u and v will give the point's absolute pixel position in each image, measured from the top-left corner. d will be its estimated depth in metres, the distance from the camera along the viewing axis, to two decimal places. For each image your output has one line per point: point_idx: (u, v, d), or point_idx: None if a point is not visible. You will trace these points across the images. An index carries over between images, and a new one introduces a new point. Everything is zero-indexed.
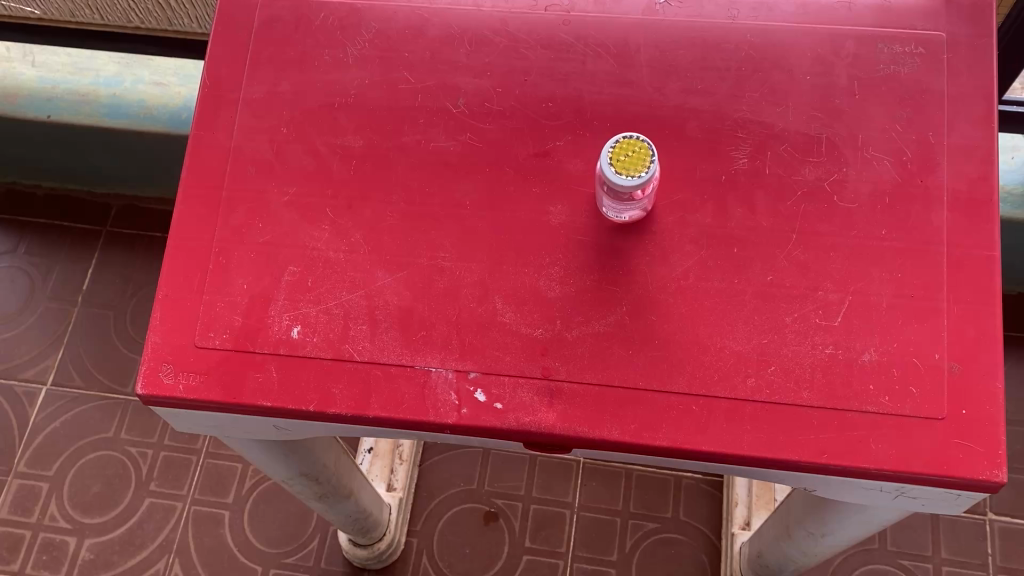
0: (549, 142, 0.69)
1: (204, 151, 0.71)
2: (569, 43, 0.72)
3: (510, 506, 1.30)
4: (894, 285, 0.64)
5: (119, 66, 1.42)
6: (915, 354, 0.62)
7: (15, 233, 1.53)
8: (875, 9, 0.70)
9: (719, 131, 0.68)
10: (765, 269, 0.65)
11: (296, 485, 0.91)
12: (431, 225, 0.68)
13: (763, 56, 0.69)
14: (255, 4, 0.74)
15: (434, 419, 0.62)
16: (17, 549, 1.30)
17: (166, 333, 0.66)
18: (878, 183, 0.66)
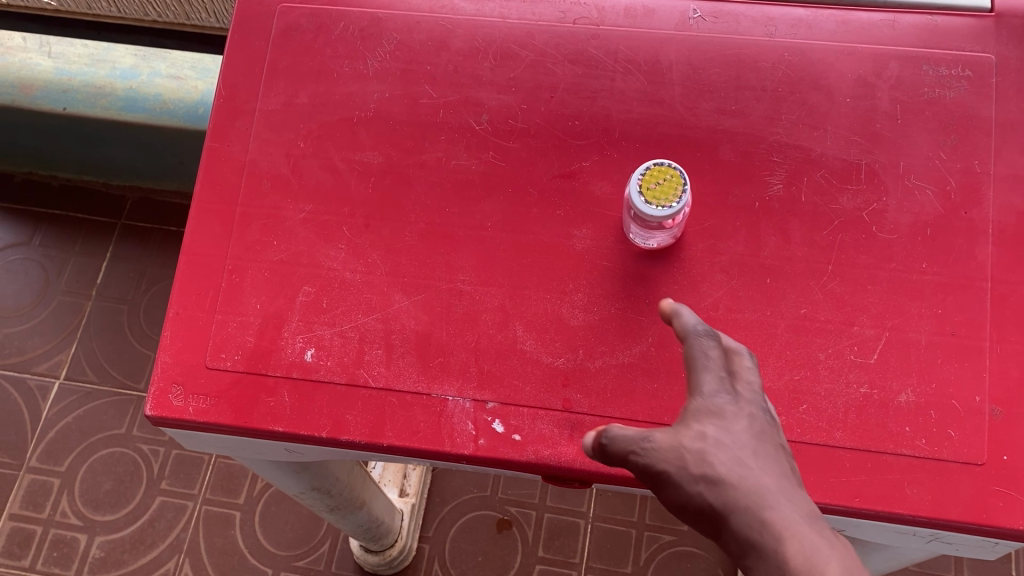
0: (575, 163, 0.67)
1: (219, 163, 0.68)
2: (598, 59, 0.69)
3: (524, 514, 1.28)
4: (935, 321, 0.61)
5: (136, 58, 1.33)
6: (955, 396, 0.59)
7: (29, 224, 1.52)
8: (919, 28, 0.67)
9: (754, 155, 0.65)
10: (799, 301, 0.62)
11: (309, 498, 0.89)
12: (451, 246, 0.65)
13: (801, 77, 0.67)
14: (273, 12, 0.72)
15: (450, 449, 0.60)
16: (28, 544, 1.29)
17: (177, 352, 0.64)
18: (919, 214, 0.63)
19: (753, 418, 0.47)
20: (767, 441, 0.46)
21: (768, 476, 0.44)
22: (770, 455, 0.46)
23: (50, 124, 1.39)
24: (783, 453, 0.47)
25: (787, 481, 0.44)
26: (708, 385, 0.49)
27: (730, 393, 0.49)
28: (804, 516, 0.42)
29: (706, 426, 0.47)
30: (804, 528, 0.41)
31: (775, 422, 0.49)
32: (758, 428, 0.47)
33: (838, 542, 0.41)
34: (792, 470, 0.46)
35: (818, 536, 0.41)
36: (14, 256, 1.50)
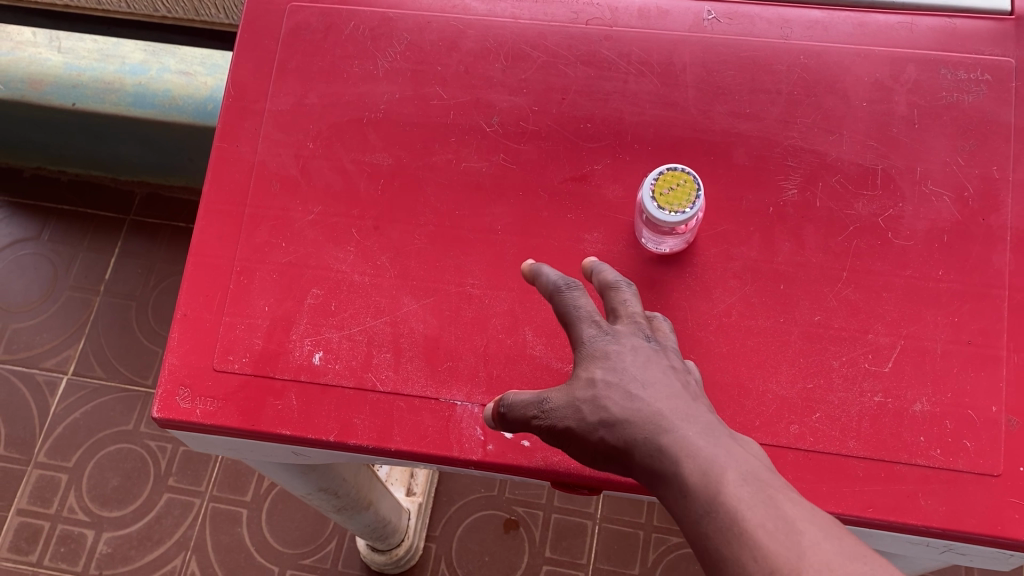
0: (587, 166, 0.66)
1: (228, 164, 0.68)
2: (611, 60, 0.68)
3: (531, 514, 1.28)
4: (951, 330, 0.60)
5: (145, 53, 1.30)
6: (971, 406, 0.58)
7: (38, 219, 1.52)
8: (938, 31, 0.66)
9: (768, 159, 0.64)
10: (813, 308, 0.61)
11: (316, 499, 0.89)
12: (460, 249, 0.65)
13: (817, 80, 0.66)
14: (283, 11, 0.72)
15: (458, 454, 0.60)
16: (35, 540, 1.30)
17: (185, 354, 0.63)
18: (936, 220, 0.62)
19: (637, 347, 0.49)
20: (653, 363, 0.48)
21: (660, 400, 0.46)
22: (658, 375, 0.48)
23: (59, 120, 1.38)
24: (672, 368, 0.49)
25: (679, 397, 0.46)
26: (588, 327, 0.51)
27: (611, 329, 0.50)
28: (700, 428, 0.44)
29: (593, 369, 0.49)
30: (698, 439, 0.44)
31: (664, 344, 0.51)
32: (642, 356, 0.49)
33: (736, 446, 0.44)
34: (684, 383, 0.48)
35: (714, 444, 0.43)
36: (23, 251, 1.50)
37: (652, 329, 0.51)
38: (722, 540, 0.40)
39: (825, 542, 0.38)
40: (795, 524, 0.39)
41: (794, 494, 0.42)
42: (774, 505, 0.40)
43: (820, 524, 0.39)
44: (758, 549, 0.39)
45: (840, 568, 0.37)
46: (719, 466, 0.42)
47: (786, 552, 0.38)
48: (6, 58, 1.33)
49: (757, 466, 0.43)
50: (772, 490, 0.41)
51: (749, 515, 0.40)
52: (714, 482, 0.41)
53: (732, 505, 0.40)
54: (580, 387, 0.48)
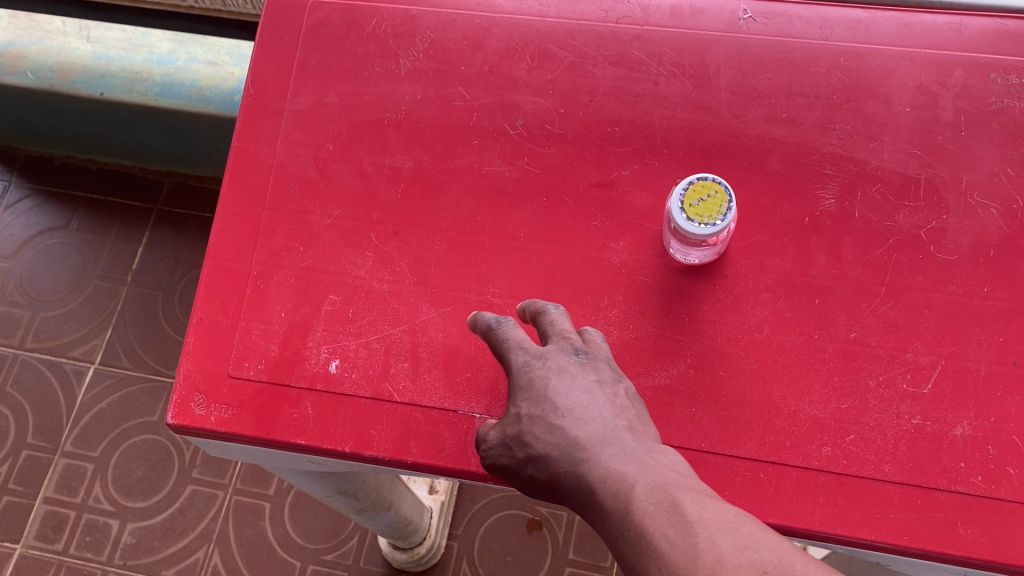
0: (614, 172, 0.63)
1: (246, 164, 0.66)
2: (641, 61, 0.66)
3: (554, 515, 1.26)
4: (995, 350, 0.57)
5: (172, 44, 1.31)
6: (1015, 431, 0.55)
7: (67, 208, 1.52)
8: (987, 31, 0.64)
9: (805, 166, 0.62)
10: (849, 325, 0.58)
11: (335, 501, 0.87)
12: (481, 256, 0.62)
13: (857, 83, 0.63)
14: (304, 8, 0.70)
15: (476, 469, 0.57)
16: (61, 529, 1.30)
17: (199, 359, 0.61)
18: (982, 233, 0.59)
19: (561, 372, 0.49)
20: (575, 386, 0.49)
21: (577, 429, 0.46)
22: (579, 399, 0.48)
23: (87, 109, 1.38)
24: (598, 385, 0.49)
25: (596, 420, 0.46)
26: (517, 356, 0.51)
27: (536, 356, 0.51)
28: (615, 450, 0.45)
29: (518, 405, 0.49)
30: (611, 461, 0.44)
31: (594, 357, 0.51)
32: (565, 380, 0.49)
33: (651, 459, 0.44)
34: (608, 399, 0.48)
35: (624, 464, 0.44)
36: (52, 240, 1.50)
37: (581, 345, 0.51)
38: (633, 558, 0.39)
39: (721, 537, 0.37)
40: (692, 525, 0.38)
41: (702, 493, 0.41)
42: (673, 510, 0.39)
43: (719, 519, 0.38)
44: (661, 558, 0.38)
45: (732, 562, 0.36)
46: (628, 484, 0.42)
47: (684, 556, 0.37)
48: (38, 47, 1.34)
49: (668, 474, 0.42)
50: (673, 494, 0.40)
51: (649, 528, 0.39)
52: (623, 501, 0.41)
53: (638, 519, 0.40)
54: (510, 427, 0.50)
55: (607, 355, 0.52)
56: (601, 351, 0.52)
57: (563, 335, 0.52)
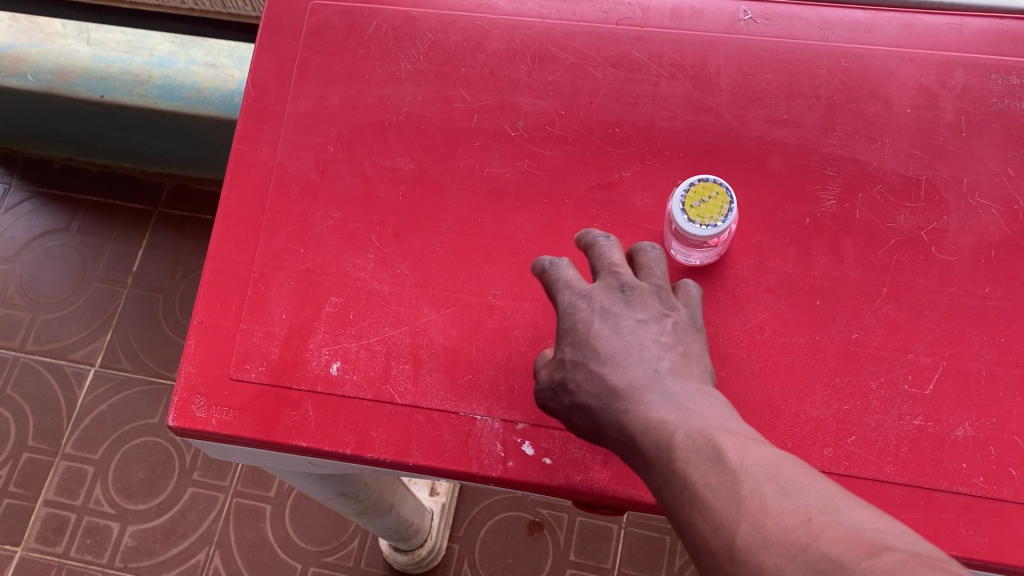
0: (615, 173, 0.63)
1: (247, 166, 0.66)
2: (641, 62, 0.66)
3: (555, 516, 1.26)
4: (997, 351, 0.57)
5: (172, 45, 1.30)
6: (1016, 432, 0.55)
7: (68, 210, 1.52)
8: (987, 32, 0.64)
9: (805, 167, 0.62)
10: (850, 326, 0.58)
11: (336, 503, 0.87)
12: (482, 257, 0.62)
13: (858, 84, 0.63)
14: (304, 11, 0.70)
15: (477, 471, 0.57)
16: (62, 531, 1.30)
17: (200, 362, 0.61)
18: (983, 234, 0.59)
19: (605, 313, 0.50)
20: (619, 327, 0.49)
21: (619, 373, 0.47)
22: (622, 342, 0.48)
23: (87, 111, 1.38)
24: (642, 324, 0.49)
25: (639, 365, 0.47)
26: (563, 296, 0.52)
27: (581, 294, 0.51)
28: (657, 396, 0.45)
29: (564, 349, 0.51)
30: (651, 407, 0.44)
31: (640, 291, 0.51)
32: (609, 321, 0.50)
33: (693, 405, 0.43)
34: (652, 339, 0.48)
35: (665, 409, 0.44)
36: (52, 242, 1.50)
37: (628, 279, 0.51)
38: (677, 507, 0.39)
39: (765, 484, 0.36)
40: (735, 473, 0.37)
41: (746, 438, 0.40)
42: (715, 457, 0.38)
43: (762, 465, 0.37)
44: (704, 507, 0.37)
45: (776, 508, 0.35)
46: (667, 429, 0.42)
47: (726, 505, 0.36)
48: (38, 50, 1.34)
49: (709, 419, 0.42)
50: (715, 440, 0.40)
51: (691, 475, 0.39)
52: (664, 449, 0.41)
53: (678, 467, 0.40)
54: (558, 371, 0.51)
55: (656, 286, 0.52)
56: (651, 279, 0.52)
57: (610, 270, 0.52)
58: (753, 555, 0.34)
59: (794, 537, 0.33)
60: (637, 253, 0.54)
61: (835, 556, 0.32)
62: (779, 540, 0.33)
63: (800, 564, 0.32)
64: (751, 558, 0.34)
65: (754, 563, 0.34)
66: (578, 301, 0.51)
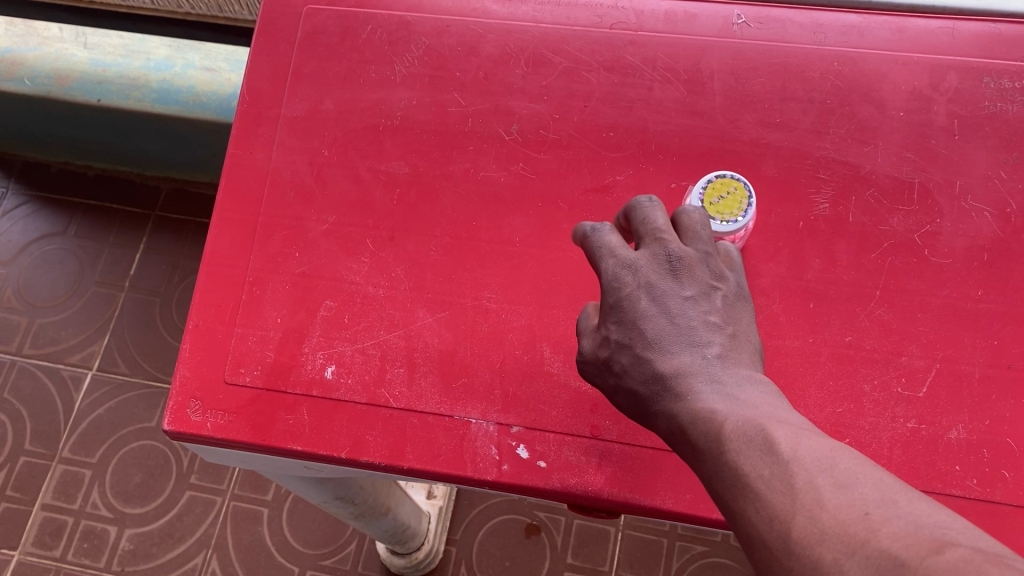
0: (609, 176, 0.64)
1: (242, 170, 0.66)
2: (635, 66, 0.66)
3: (553, 519, 1.26)
4: (989, 353, 0.57)
5: (170, 49, 1.29)
6: (1010, 435, 0.55)
7: (65, 214, 1.52)
8: (979, 36, 0.64)
9: (799, 171, 0.62)
10: (843, 329, 0.58)
11: (332, 506, 0.87)
12: (477, 261, 0.62)
13: (851, 88, 0.64)
14: (299, 16, 0.70)
15: (472, 475, 0.57)
16: (59, 535, 1.30)
17: (195, 366, 0.61)
18: (975, 237, 0.60)
19: (652, 290, 0.47)
20: (668, 307, 0.46)
21: (668, 359, 0.45)
22: (668, 322, 0.46)
23: (84, 115, 1.38)
24: (691, 303, 0.47)
25: (687, 350, 0.45)
26: (606, 266, 0.49)
27: (627, 265, 0.48)
28: (706, 385, 0.44)
29: (609, 327, 0.48)
30: (700, 397, 0.43)
31: (687, 262, 0.48)
32: (655, 298, 0.47)
33: (744, 395, 0.43)
34: (700, 319, 0.46)
35: (716, 399, 0.43)
36: (49, 246, 1.50)
37: (674, 248, 0.48)
38: (728, 497, 0.39)
39: (820, 477, 0.36)
40: (788, 465, 0.37)
41: (798, 428, 0.39)
42: (767, 449, 0.38)
43: (815, 456, 0.37)
44: (758, 500, 0.37)
45: (832, 502, 0.35)
46: (718, 422, 0.41)
47: (782, 499, 0.36)
48: (34, 53, 1.33)
49: (760, 410, 0.41)
50: (767, 432, 0.39)
51: (743, 469, 0.38)
52: (715, 441, 0.41)
53: (730, 460, 0.39)
54: (603, 347, 0.49)
55: (703, 251, 0.48)
56: (699, 246, 0.49)
57: (656, 236, 0.49)
58: (809, 549, 0.34)
59: (852, 530, 0.33)
60: (686, 215, 0.50)
61: (896, 553, 0.32)
62: (835, 535, 0.34)
63: (859, 560, 0.32)
64: (808, 551, 0.34)
65: (812, 557, 0.34)
66: (622, 273, 0.48)
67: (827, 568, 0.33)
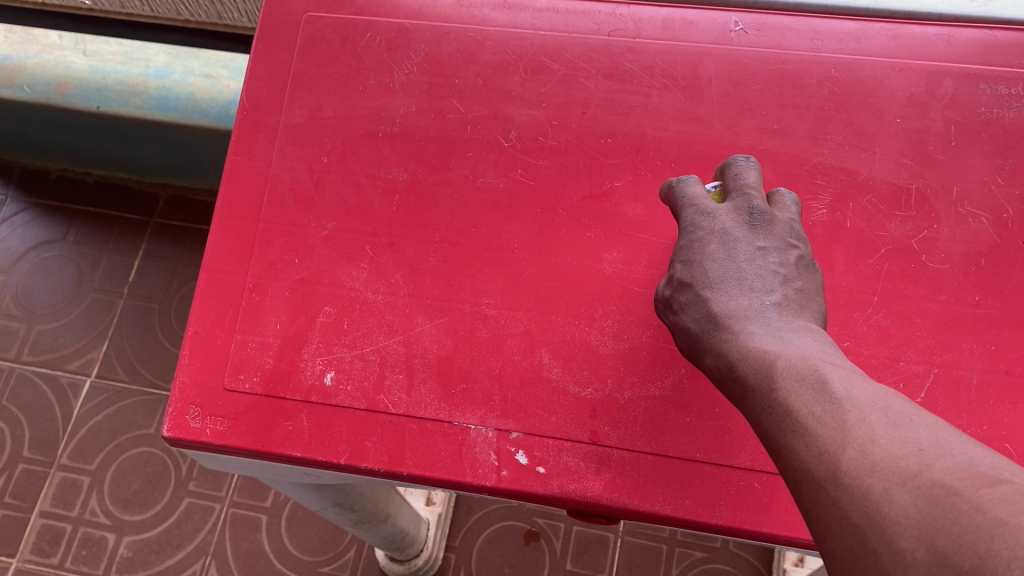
0: (607, 183, 0.64)
1: (242, 177, 0.67)
2: (633, 73, 0.66)
3: (551, 526, 1.27)
4: (987, 358, 0.57)
5: (170, 56, 1.29)
6: (1008, 439, 0.55)
7: (64, 221, 1.53)
8: (974, 43, 0.65)
9: (796, 177, 0.62)
10: (842, 334, 0.58)
11: (332, 513, 0.86)
12: (476, 267, 0.63)
13: (849, 94, 0.64)
14: (298, 23, 0.71)
15: (471, 481, 0.57)
16: (57, 542, 1.29)
17: (195, 372, 0.61)
18: (972, 242, 0.60)
19: (724, 236, 0.52)
20: (735, 252, 0.52)
21: (726, 298, 0.50)
22: (733, 268, 0.51)
23: (83, 122, 1.38)
24: (761, 252, 0.52)
25: (745, 292, 0.50)
26: (688, 210, 0.54)
27: (705, 212, 0.54)
28: (760, 328, 0.47)
29: (676, 267, 0.53)
30: (752, 334, 0.47)
31: (766, 219, 0.53)
32: (726, 245, 0.52)
33: (796, 340, 0.46)
34: (766, 267, 0.51)
35: (767, 338, 0.46)
36: (48, 252, 1.50)
37: (757, 205, 0.53)
38: (778, 430, 0.41)
39: (872, 416, 0.37)
40: (840, 403, 0.39)
41: (851, 372, 0.41)
42: (820, 388, 0.40)
43: (868, 398, 0.39)
44: (807, 435, 0.39)
45: (885, 438, 0.36)
46: (769, 357, 0.44)
47: (833, 435, 0.38)
48: (33, 61, 1.32)
49: (812, 352, 0.44)
50: (821, 370, 0.41)
51: (795, 401, 0.41)
52: (765, 377, 0.43)
53: (780, 394, 0.42)
54: (668, 287, 0.54)
55: (785, 216, 0.54)
56: (785, 213, 0.54)
57: (741, 191, 0.55)
58: (858, 480, 0.35)
59: (904, 465, 0.34)
60: (773, 194, 0.56)
61: (949, 484, 0.32)
62: (887, 467, 0.35)
63: (910, 491, 0.33)
64: (858, 482, 0.35)
65: (861, 488, 0.35)
66: (700, 219, 0.53)
67: (876, 499, 0.34)
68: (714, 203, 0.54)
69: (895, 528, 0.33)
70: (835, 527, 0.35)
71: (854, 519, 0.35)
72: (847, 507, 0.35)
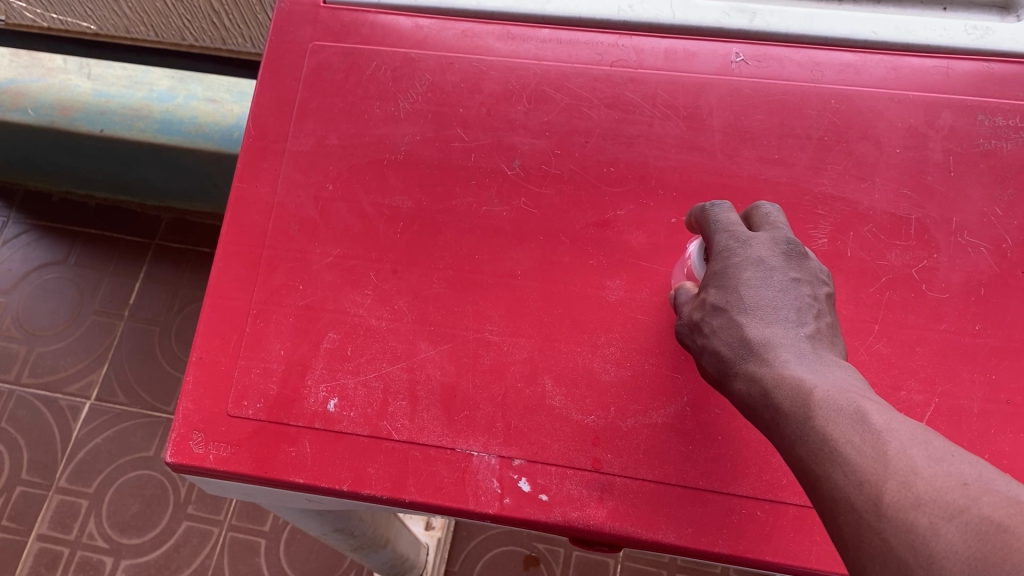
0: (609, 211, 0.64)
1: (248, 203, 0.67)
2: (635, 103, 0.67)
3: (551, 551, 1.26)
4: (988, 388, 0.57)
5: (173, 80, 1.32)
6: (1009, 468, 0.56)
7: (66, 242, 1.53)
8: (972, 76, 0.66)
9: (798, 206, 0.63)
10: None
11: (332, 539, 0.86)
12: (479, 294, 0.63)
13: (848, 125, 0.65)
14: (304, 52, 0.71)
15: (474, 507, 0.57)
16: (54, 566, 1.28)
17: (199, 399, 0.61)
18: (972, 271, 0.60)
19: (760, 264, 0.53)
20: (771, 282, 0.52)
21: (761, 327, 0.50)
22: (768, 297, 0.51)
23: (86, 145, 1.38)
24: (795, 285, 0.52)
25: (779, 322, 0.50)
26: (722, 236, 0.55)
27: (740, 240, 0.54)
28: (795, 359, 0.48)
29: (708, 292, 0.54)
30: (788, 364, 0.48)
31: (798, 254, 0.54)
32: (760, 273, 0.52)
33: (831, 373, 0.47)
34: (801, 301, 0.52)
35: (803, 368, 0.47)
36: (49, 274, 1.51)
37: (790, 239, 0.54)
38: (814, 459, 0.42)
39: (913, 449, 0.39)
40: (880, 434, 0.40)
41: (887, 407, 0.43)
42: (858, 419, 0.41)
43: (907, 433, 0.40)
44: (846, 464, 0.40)
45: (927, 471, 0.37)
46: (806, 386, 0.45)
47: (873, 464, 0.39)
48: (38, 84, 1.35)
49: (847, 385, 0.45)
50: (859, 405, 0.42)
51: (833, 430, 0.42)
52: (802, 405, 0.44)
53: (817, 424, 0.43)
54: (696, 310, 0.54)
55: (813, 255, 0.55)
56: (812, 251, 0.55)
57: (772, 225, 0.55)
58: (902, 513, 0.36)
59: (951, 498, 0.35)
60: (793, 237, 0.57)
61: (999, 520, 0.33)
62: (932, 500, 0.36)
63: (957, 525, 0.34)
64: (901, 515, 0.36)
65: (905, 520, 0.36)
66: (735, 245, 0.54)
67: (922, 531, 0.35)
68: (747, 232, 0.55)
69: (942, 561, 0.34)
70: (878, 556, 0.37)
71: (899, 551, 0.36)
72: (890, 538, 0.36)
